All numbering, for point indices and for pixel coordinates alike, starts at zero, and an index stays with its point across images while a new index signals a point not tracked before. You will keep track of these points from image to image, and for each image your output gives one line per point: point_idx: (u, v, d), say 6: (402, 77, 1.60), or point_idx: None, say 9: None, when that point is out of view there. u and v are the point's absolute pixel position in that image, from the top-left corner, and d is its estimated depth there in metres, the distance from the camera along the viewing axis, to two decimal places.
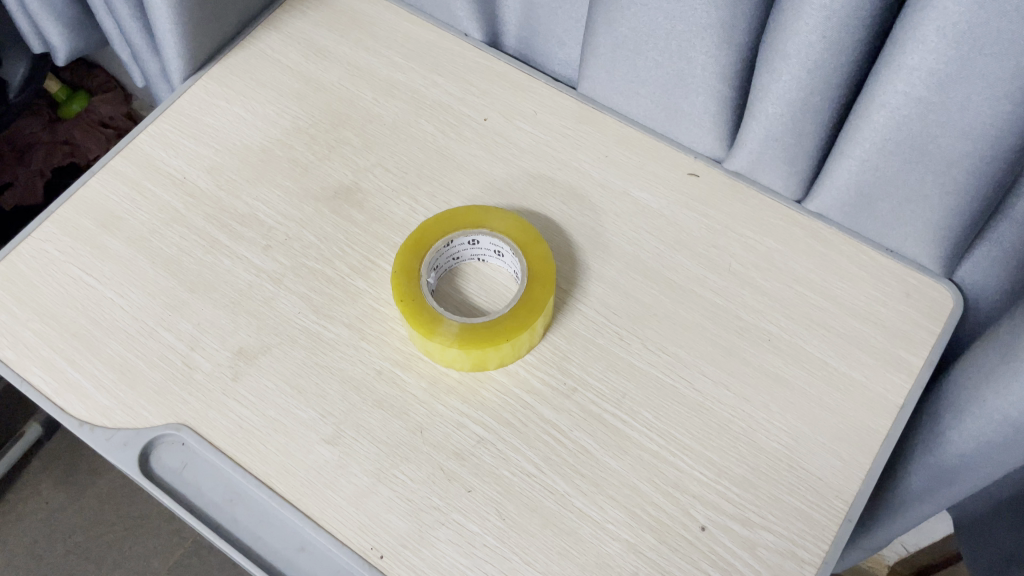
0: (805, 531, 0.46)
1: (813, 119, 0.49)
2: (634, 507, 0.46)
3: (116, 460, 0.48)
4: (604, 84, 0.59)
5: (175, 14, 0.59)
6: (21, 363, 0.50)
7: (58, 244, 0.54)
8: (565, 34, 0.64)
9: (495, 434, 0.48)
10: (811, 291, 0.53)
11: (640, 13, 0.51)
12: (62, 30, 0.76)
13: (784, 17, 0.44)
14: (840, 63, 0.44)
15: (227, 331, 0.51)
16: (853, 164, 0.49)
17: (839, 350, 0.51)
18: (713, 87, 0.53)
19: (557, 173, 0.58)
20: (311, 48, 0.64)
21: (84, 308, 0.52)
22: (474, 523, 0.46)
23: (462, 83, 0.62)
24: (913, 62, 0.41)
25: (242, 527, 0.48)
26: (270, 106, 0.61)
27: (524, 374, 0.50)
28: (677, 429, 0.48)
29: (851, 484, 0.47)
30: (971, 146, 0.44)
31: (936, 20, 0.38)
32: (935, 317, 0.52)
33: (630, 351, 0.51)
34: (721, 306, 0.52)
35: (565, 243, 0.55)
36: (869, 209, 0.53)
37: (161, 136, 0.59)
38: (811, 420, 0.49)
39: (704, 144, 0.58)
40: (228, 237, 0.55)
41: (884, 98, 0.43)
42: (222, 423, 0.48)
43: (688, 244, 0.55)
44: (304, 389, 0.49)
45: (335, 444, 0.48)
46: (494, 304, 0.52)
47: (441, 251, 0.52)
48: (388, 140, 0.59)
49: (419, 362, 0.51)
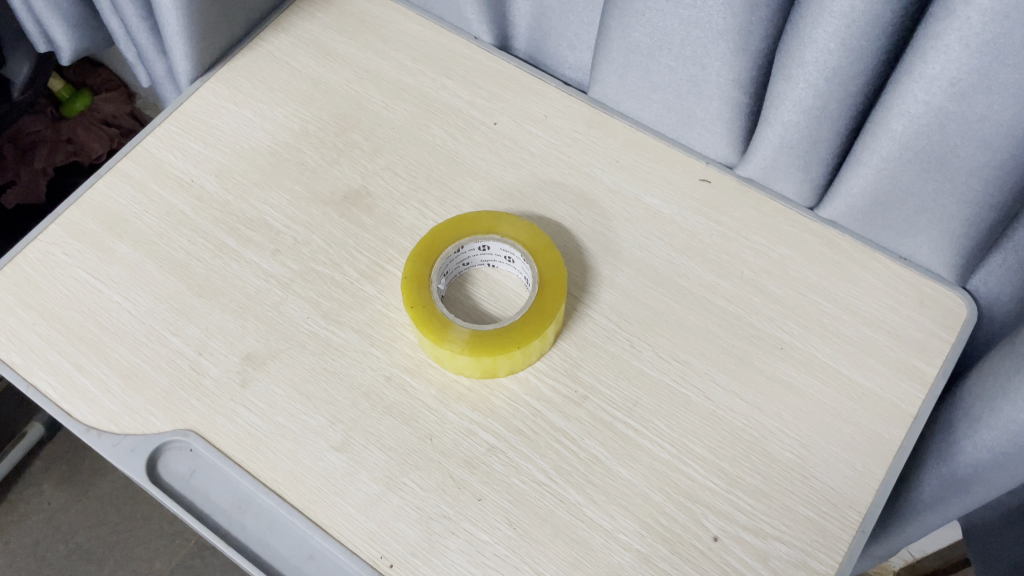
0: (818, 542, 0.45)
1: (829, 126, 0.48)
2: (646, 517, 0.46)
3: (123, 465, 0.47)
4: (615, 89, 0.59)
5: (184, 15, 0.59)
6: (27, 367, 0.50)
7: (64, 247, 0.54)
8: (575, 38, 0.64)
9: (506, 442, 0.48)
10: (823, 299, 0.53)
11: (655, 19, 0.51)
12: (67, 30, 0.76)
13: (802, 24, 0.43)
14: (858, 71, 0.44)
15: (235, 336, 0.51)
16: (868, 172, 0.49)
17: (852, 359, 0.51)
18: (727, 94, 0.52)
19: (567, 178, 0.57)
20: (320, 50, 0.63)
21: (91, 312, 0.52)
22: (485, 532, 0.45)
23: (472, 87, 0.61)
24: (934, 71, 0.40)
25: (250, 534, 0.47)
26: (279, 108, 0.60)
27: (535, 381, 0.50)
28: (689, 438, 0.48)
29: (864, 494, 0.47)
30: (991, 155, 0.43)
31: (959, 29, 0.38)
32: (949, 325, 0.52)
33: (641, 358, 0.50)
34: (733, 313, 0.52)
35: (576, 249, 0.54)
36: (884, 217, 0.52)
37: (169, 138, 0.58)
38: (824, 430, 0.48)
39: (716, 149, 0.57)
40: (236, 241, 0.54)
41: (903, 106, 0.43)
42: (231, 429, 0.48)
43: (699, 250, 0.54)
44: (313, 395, 0.49)
45: (345, 451, 0.47)
46: (504, 311, 0.52)
47: (451, 257, 0.51)
48: (397, 143, 0.59)
49: (429, 369, 0.50)
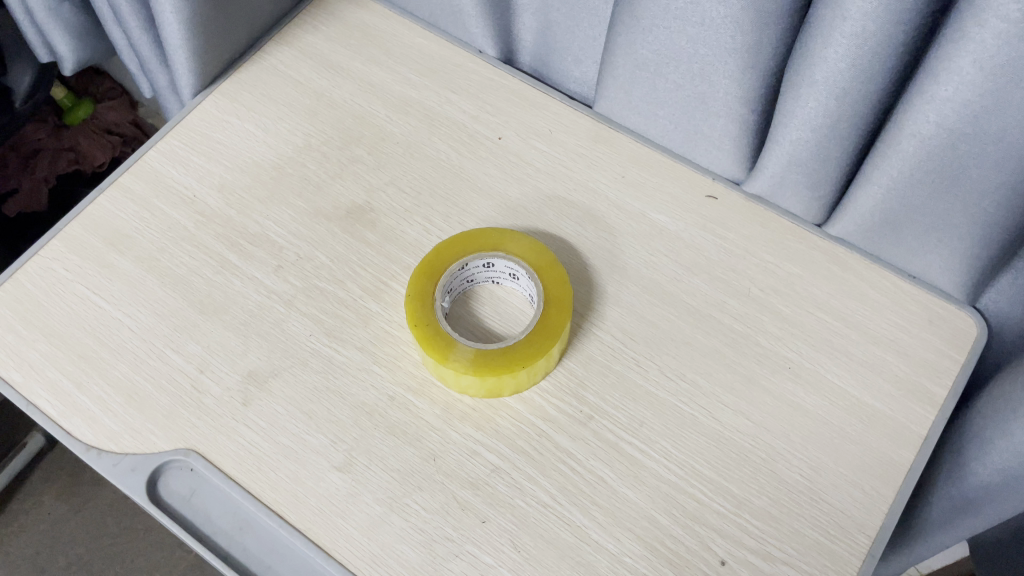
0: (827, 566, 0.45)
1: (838, 145, 0.48)
2: (652, 539, 0.45)
3: (123, 485, 0.47)
4: (621, 104, 0.58)
5: (187, 29, 0.58)
6: (27, 385, 0.49)
7: (66, 263, 0.53)
8: (580, 52, 0.63)
9: (510, 462, 0.47)
10: (831, 318, 0.52)
11: (661, 36, 0.50)
12: (69, 40, 0.75)
13: (811, 43, 0.43)
14: (868, 91, 0.44)
15: (237, 353, 0.50)
16: (878, 191, 0.48)
17: (861, 379, 0.50)
18: (735, 111, 0.52)
19: (572, 194, 0.57)
20: (323, 64, 0.63)
21: (92, 329, 0.51)
22: (489, 555, 0.45)
23: (477, 101, 0.61)
24: (946, 93, 0.40)
25: (251, 556, 0.47)
26: (282, 122, 0.60)
27: (540, 401, 0.49)
28: (696, 459, 0.47)
29: (873, 517, 0.46)
30: (1003, 177, 0.43)
31: (973, 51, 0.37)
32: (959, 345, 0.51)
33: (647, 378, 0.50)
34: (740, 332, 0.51)
35: (581, 265, 0.54)
36: (893, 236, 0.52)
37: (171, 152, 0.58)
38: (833, 452, 0.48)
39: (723, 166, 0.57)
40: (238, 257, 0.54)
41: (915, 127, 0.42)
42: (232, 449, 0.48)
43: (706, 268, 0.54)
44: (315, 414, 0.48)
45: (347, 472, 0.47)
46: (508, 329, 0.52)
47: (455, 274, 0.51)
48: (400, 158, 0.58)
49: (432, 387, 0.50)
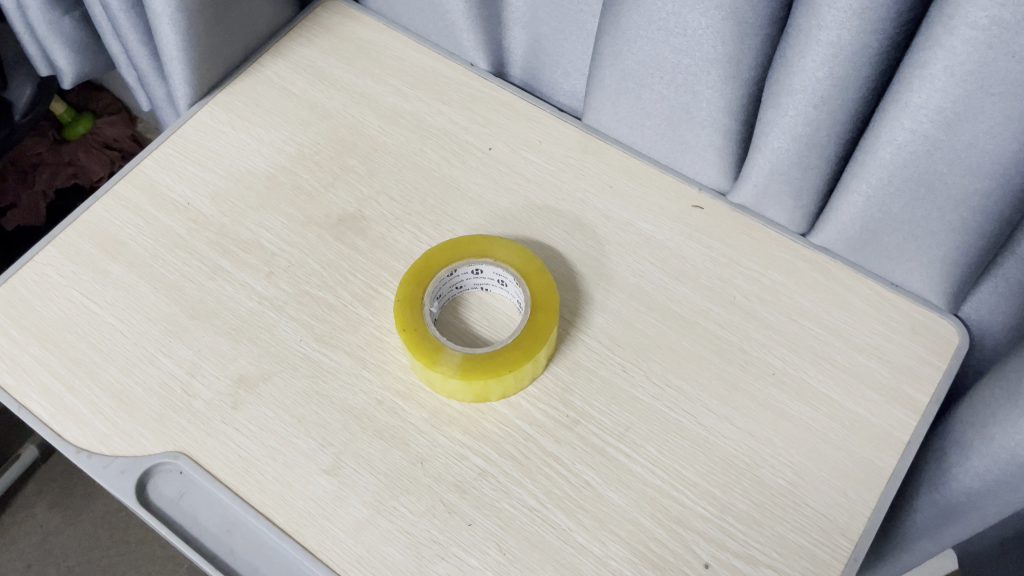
0: (810, 570, 0.45)
1: (819, 153, 0.49)
2: (637, 543, 0.46)
3: (112, 487, 0.47)
4: (609, 115, 0.59)
5: (183, 40, 0.59)
6: (19, 388, 0.50)
7: (60, 269, 0.54)
8: (570, 65, 0.65)
9: (496, 467, 0.48)
10: (815, 325, 0.53)
11: (646, 47, 0.51)
12: (69, 55, 0.77)
13: (790, 53, 0.44)
14: (846, 99, 0.44)
15: (227, 358, 0.51)
16: (858, 199, 0.49)
17: (844, 386, 0.51)
18: (718, 121, 0.53)
19: (561, 204, 0.58)
20: (317, 76, 0.64)
21: (85, 333, 0.52)
22: (474, 558, 0.45)
23: (468, 112, 0.62)
24: (920, 100, 0.41)
25: (238, 559, 0.47)
26: (276, 132, 0.61)
27: (527, 406, 0.49)
28: (681, 463, 0.48)
29: (856, 521, 0.47)
30: (978, 184, 0.44)
31: (944, 59, 0.38)
32: (941, 352, 0.52)
33: (633, 383, 0.50)
34: (725, 339, 0.52)
35: (569, 273, 0.54)
36: (875, 244, 0.52)
37: (166, 161, 0.59)
38: (816, 457, 0.48)
39: (708, 176, 0.58)
40: (231, 263, 0.54)
41: (891, 134, 0.43)
42: (221, 451, 0.48)
43: (692, 275, 0.55)
44: (304, 417, 0.49)
45: (335, 475, 0.47)
46: (496, 334, 0.52)
47: (444, 280, 0.52)
48: (392, 167, 0.59)
49: (420, 392, 0.50)
